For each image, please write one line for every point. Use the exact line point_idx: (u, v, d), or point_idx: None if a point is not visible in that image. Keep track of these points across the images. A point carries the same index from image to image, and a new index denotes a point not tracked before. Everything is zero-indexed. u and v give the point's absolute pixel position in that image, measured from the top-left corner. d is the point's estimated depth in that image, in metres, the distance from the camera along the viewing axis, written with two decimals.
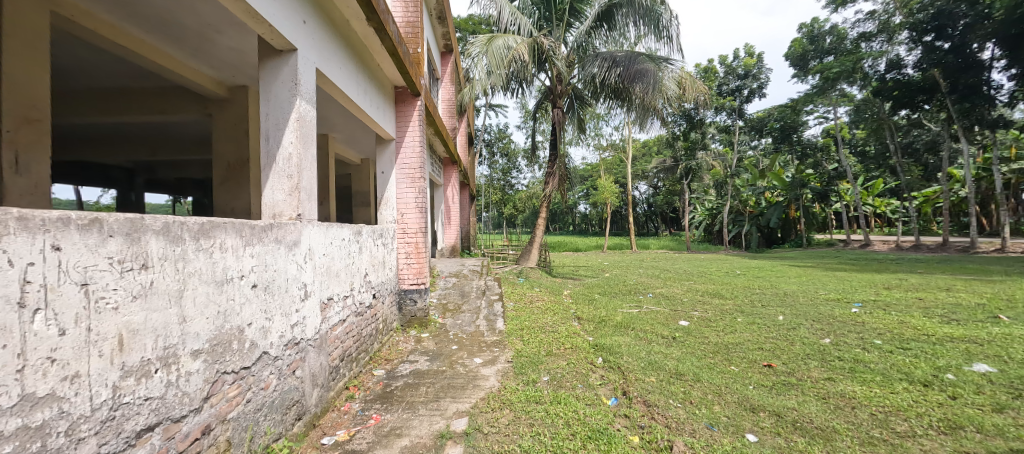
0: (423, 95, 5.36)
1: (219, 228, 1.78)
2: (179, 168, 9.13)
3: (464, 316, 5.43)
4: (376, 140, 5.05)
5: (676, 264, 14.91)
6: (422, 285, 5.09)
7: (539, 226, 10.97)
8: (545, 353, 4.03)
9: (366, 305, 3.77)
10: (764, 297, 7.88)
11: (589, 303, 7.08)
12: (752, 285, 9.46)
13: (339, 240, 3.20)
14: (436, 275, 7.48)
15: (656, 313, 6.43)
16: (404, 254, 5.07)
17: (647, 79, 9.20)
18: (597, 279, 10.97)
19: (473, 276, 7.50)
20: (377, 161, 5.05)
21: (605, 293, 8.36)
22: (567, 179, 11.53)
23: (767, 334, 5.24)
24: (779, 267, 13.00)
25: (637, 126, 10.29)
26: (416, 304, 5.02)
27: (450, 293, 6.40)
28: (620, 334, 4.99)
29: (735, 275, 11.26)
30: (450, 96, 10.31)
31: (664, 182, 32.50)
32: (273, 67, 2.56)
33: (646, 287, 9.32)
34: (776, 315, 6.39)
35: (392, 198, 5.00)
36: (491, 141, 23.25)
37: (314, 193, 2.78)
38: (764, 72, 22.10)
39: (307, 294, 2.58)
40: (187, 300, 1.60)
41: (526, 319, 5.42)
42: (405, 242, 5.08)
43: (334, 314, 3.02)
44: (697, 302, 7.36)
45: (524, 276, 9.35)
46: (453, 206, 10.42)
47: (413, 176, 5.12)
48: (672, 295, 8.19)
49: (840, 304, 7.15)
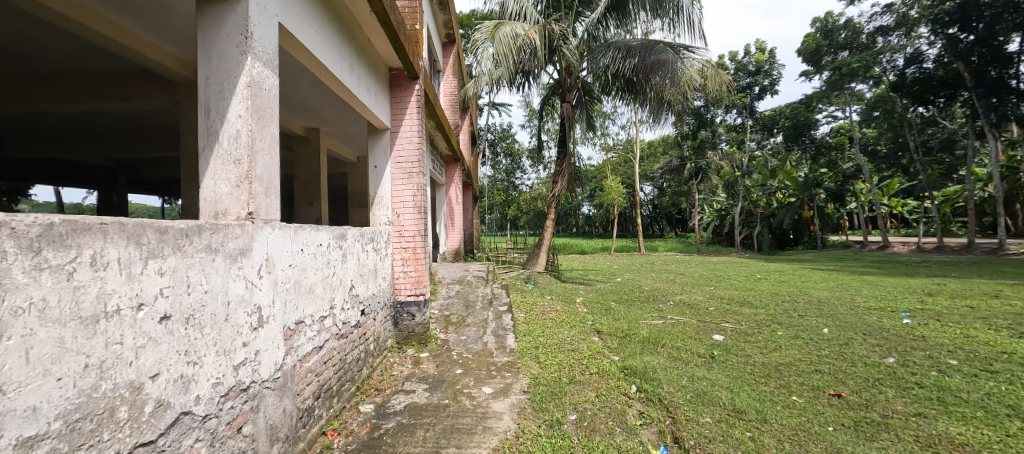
0: (422, 79, 4.71)
1: (87, 234, 1.11)
2: (164, 166, 8.53)
3: (469, 331, 4.76)
4: (368, 129, 4.42)
5: (691, 268, 14.17)
6: (421, 297, 4.41)
7: (548, 228, 10.29)
8: (568, 382, 3.36)
9: (352, 325, 3.12)
10: (798, 306, 7.17)
11: (606, 313, 6.40)
12: (779, 291, 8.73)
13: (315, 247, 2.54)
14: (438, 282, 6.82)
15: (682, 325, 5.73)
16: (401, 261, 4.40)
17: (665, 68, 8.57)
18: (609, 284, 10.29)
19: (478, 283, 6.84)
20: (369, 154, 4.42)
21: (621, 301, 7.66)
22: (576, 178, 10.87)
23: (819, 352, 4.55)
24: (801, 271, 12.24)
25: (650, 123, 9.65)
26: (414, 319, 4.35)
27: (453, 304, 5.74)
28: (651, 352, 4.30)
29: (757, 280, 10.51)
30: (452, 89, 9.69)
31: (670, 183, 31.75)
32: (216, 15, 1.90)
33: (664, 293, 8.63)
34: (819, 327, 5.70)
35: (386, 196, 4.36)
36: (494, 141, 22.52)
37: (275, 185, 2.12)
38: (776, 68, 21.42)
39: (262, 321, 1.91)
40: (6, 357, 0.92)
41: (541, 334, 4.74)
42: (401, 247, 4.40)
43: (305, 342, 2.36)
44: (725, 312, 6.65)
45: (532, 282, 8.68)
46: (456, 207, 9.75)
47: (410, 170, 4.43)
48: (694, 303, 7.49)
49: (885, 314, 6.43)
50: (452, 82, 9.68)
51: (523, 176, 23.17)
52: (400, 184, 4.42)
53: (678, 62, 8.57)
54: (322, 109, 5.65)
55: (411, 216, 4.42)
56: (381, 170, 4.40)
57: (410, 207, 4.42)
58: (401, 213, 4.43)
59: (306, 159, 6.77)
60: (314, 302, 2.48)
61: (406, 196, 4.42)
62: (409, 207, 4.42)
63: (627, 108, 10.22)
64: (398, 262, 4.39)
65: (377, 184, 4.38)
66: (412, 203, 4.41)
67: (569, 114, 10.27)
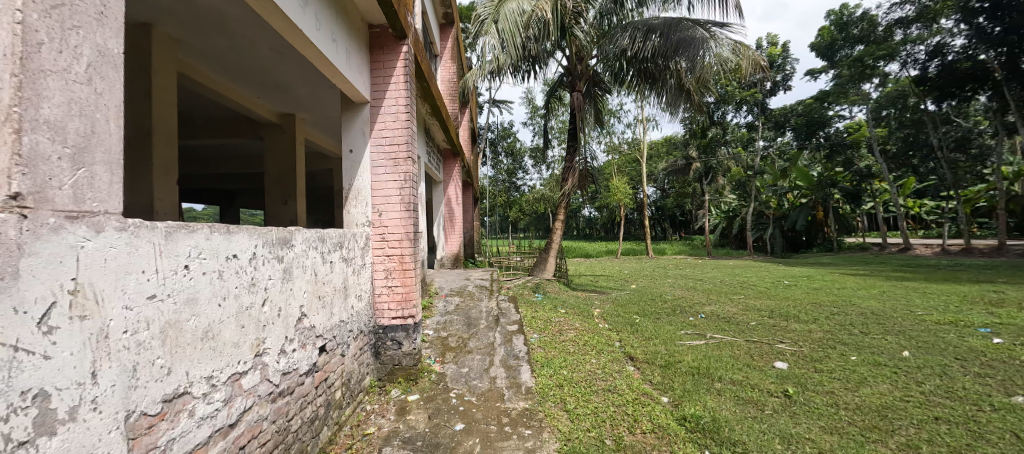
0: (412, 40, 3.67)
1: None
2: None
3: (473, 359, 3.76)
4: (342, 103, 3.42)
5: (707, 272, 13.15)
6: (409, 320, 3.39)
7: (556, 230, 9.32)
8: (615, 448, 2.39)
9: (304, 375, 2.13)
10: (853, 320, 6.14)
11: (632, 330, 5.39)
12: (820, 301, 7.71)
13: (223, 262, 1.54)
14: (434, 293, 5.82)
15: (729, 346, 4.72)
16: (384, 274, 3.37)
17: (690, 49, 7.71)
18: (625, 292, 9.29)
19: (482, 295, 5.85)
20: (343, 136, 3.42)
21: (644, 314, 6.64)
22: (588, 176, 9.88)
23: (921, 388, 3.55)
24: (829, 276, 11.23)
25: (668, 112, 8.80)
26: (400, 349, 3.35)
27: (453, 322, 4.74)
28: (712, 394, 3.29)
29: (788, 287, 9.49)
30: (451, 76, 8.72)
31: (675, 183, 30.82)
32: None
33: (689, 304, 7.61)
34: (898, 349, 4.67)
35: (366, 190, 3.37)
36: (495, 140, 21.81)
37: (110, 149, 1.13)
38: (790, 63, 20.35)
39: (53, 426, 0.92)
40: None
41: (564, 364, 3.75)
42: (384, 256, 3.38)
43: (191, 429, 1.35)
44: (772, 328, 5.62)
45: (541, 291, 7.68)
46: (455, 207, 8.72)
47: (396, 156, 3.41)
48: (731, 316, 6.47)
49: (962, 330, 5.43)
50: (450, 68, 8.70)
51: (525, 176, 22.14)
52: (382, 174, 3.41)
53: (707, 40, 7.68)
54: (295, 86, 4.68)
55: (396, 215, 3.38)
56: (358, 155, 3.41)
57: (396, 204, 3.39)
58: (383, 210, 3.40)
59: (281, 150, 5.80)
60: (215, 356, 1.47)
61: (392, 189, 3.40)
62: (394, 205, 3.39)
63: (641, 99, 9.35)
64: (380, 276, 3.38)
65: (353, 174, 3.39)
66: (398, 199, 3.39)
67: (581, 106, 9.29)
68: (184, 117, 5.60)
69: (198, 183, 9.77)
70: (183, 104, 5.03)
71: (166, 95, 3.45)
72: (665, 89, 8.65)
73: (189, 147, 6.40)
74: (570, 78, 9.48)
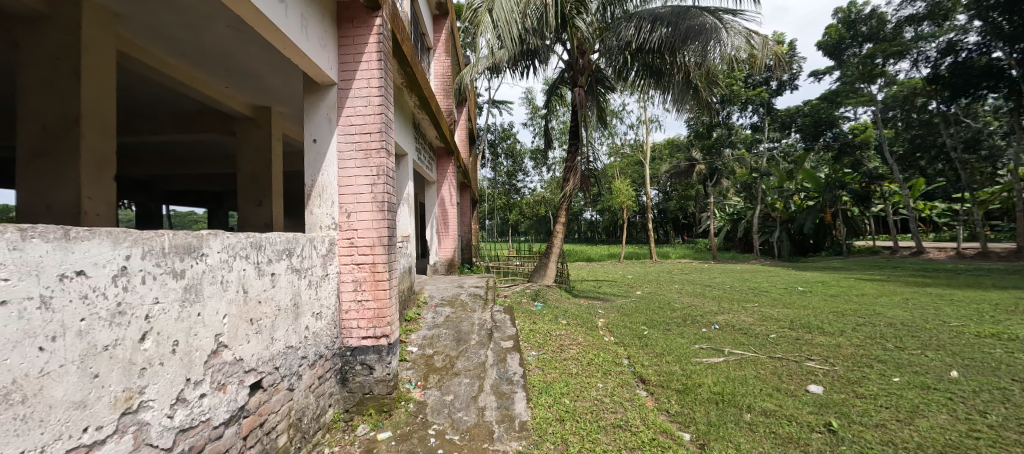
0: (389, 12, 3.15)
1: None
2: None
3: (459, 384, 3.23)
4: (303, 85, 2.91)
5: (715, 277, 12.57)
6: (382, 340, 2.86)
7: (557, 234, 8.80)
8: None
9: (220, 427, 1.61)
10: (883, 332, 5.58)
11: (642, 345, 4.84)
12: (842, 310, 7.14)
13: (52, 284, 1.02)
14: (423, 303, 5.29)
15: (753, 364, 4.17)
16: (352, 286, 2.86)
17: (698, 38, 7.24)
18: (630, 299, 8.75)
19: (475, 306, 5.32)
20: (305, 122, 2.92)
21: (653, 325, 6.10)
22: (590, 177, 9.37)
23: (987, 420, 3.01)
24: (846, 282, 10.65)
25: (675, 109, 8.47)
26: (371, 375, 2.83)
27: (440, 338, 4.22)
28: (744, 431, 2.74)
29: (804, 294, 8.92)
30: (444, 69, 8.17)
31: (678, 186, 30.26)
32: None
33: (700, 313, 7.06)
34: (945, 369, 4.11)
35: (331, 186, 2.87)
36: (495, 142, 21.34)
37: None
38: (796, 62, 19.83)
39: None
40: None
41: (566, 390, 3.22)
42: (352, 264, 2.86)
43: None
44: (796, 342, 5.05)
45: (541, 299, 7.15)
46: (450, 209, 8.19)
47: (366, 145, 2.89)
48: (748, 328, 5.90)
49: (1009, 345, 4.88)
50: (444, 62, 8.19)
51: (526, 179, 21.60)
52: (349, 167, 2.89)
53: (718, 30, 7.14)
54: (263, 73, 4.18)
55: (367, 215, 2.87)
56: (322, 144, 2.90)
57: (366, 202, 2.88)
58: (352, 209, 2.88)
59: (255, 146, 5.31)
60: (27, 429, 0.95)
61: (361, 184, 2.88)
62: (364, 203, 2.88)
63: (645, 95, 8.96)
64: (347, 287, 2.86)
65: (316, 168, 2.88)
66: (369, 196, 2.87)
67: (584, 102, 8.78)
68: (149, 109, 5.12)
69: (181, 183, 9.32)
70: (143, 93, 4.54)
71: (101, 78, 2.94)
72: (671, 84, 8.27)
73: (159, 142, 5.91)
74: (571, 73, 8.96)
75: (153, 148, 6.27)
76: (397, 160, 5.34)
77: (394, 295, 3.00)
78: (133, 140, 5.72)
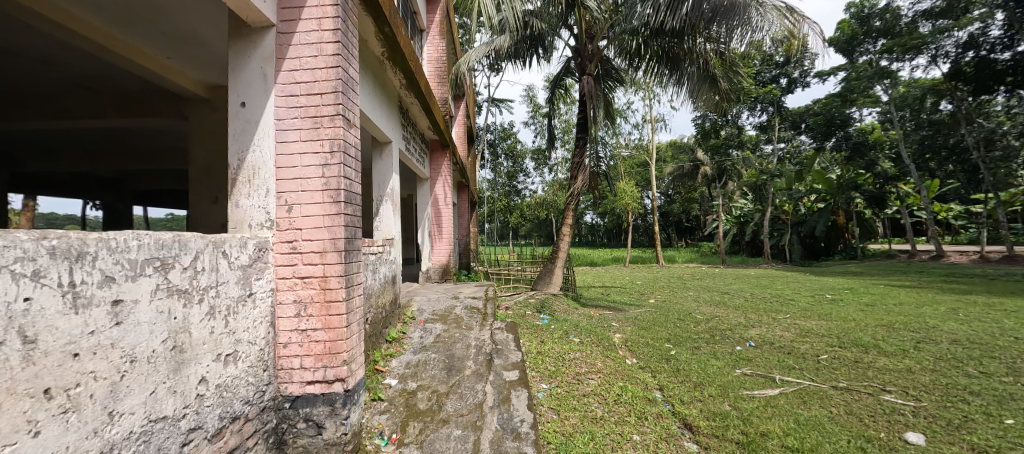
0: None
1: None
2: (51, 154, 6.32)
3: (450, 439, 2.39)
4: (229, 26, 2.07)
5: (732, 283, 11.67)
6: (336, 385, 2.01)
7: (563, 237, 7.99)
8: None
9: None
10: (954, 352, 4.71)
11: (675, 372, 3.96)
12: (889, 323, 6.28)
13: None
14: (411, 318, 4.46)
15: (815, 400, 3.33)
16: (293, 310, 2.01)
17: (725, 19, 6.36)
18: (645, 309, 7.86)
19: (472, 322, 4.48)
20: (230, 78, 2.08)
21: (678, 342, 5.25)
22: (600, 177, 8.22)
23: None
24: (876, 289, 9.76)
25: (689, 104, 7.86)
26: (321, 435, 1.99)
27: (428, 366, 3.42)
28: None
29: (837, 303, 8.05)
30: (439, 54, 7.39)
31: (683, 188, 29.40)
32: None
33: (729, 327, 6.18)
34: None
35: (265, 166, 2.03)
36: (494, 142, 20.51)
37: None
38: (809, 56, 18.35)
39: None
40: None
41: (594, 448, 2.39)
42: (293, 279, 2.02)
43: None
44: (859, 369, 4.19)
45: (547, 311, 6.29)
46: (444, 210, 7.34)
47: (316, 110, 2.06)
48: (791, 347, 5.03)
49: None
50: (440, 45, 7.43)
51: (526, 180, 20.66)
52: (291, 140, 2.06)
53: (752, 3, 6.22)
54: (208, 36, 3.35)
55: (315, 209, 2.03)
56: (254, 109, 2.07)
57: (314, 189, 2.04)
58: (295, 200, 2.04)
59: (211, 133, 4.50)
60: None
61: (308, 165, 2.04)
62: (311, 191, 2.03)
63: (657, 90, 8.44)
64: (287, 312, 2.01)
65: (245, 142, 2.05)
66: (318, 181, 2.04)
67: (594, 93, 7.91)
68: (85, 88, 4.32)
69: (154, 182, 8.54)
70: (69, 66, 3.75)
71: None
72: (686, 76, 7.66)
73: (106, 129, 5.11)
74: (580, 59, 8.19)
75: (103, 137, 5.48)
76: (380, 149, 4.55)
77: (356, 322, 2.16)
78: (76, 127, 4.94)
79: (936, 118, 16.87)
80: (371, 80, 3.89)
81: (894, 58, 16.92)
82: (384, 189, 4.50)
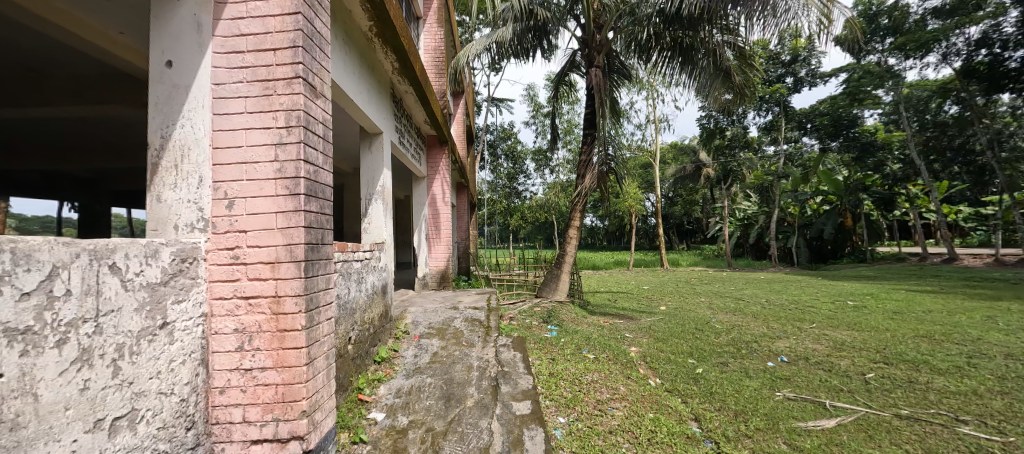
0: None
1: None
2: (14, 152, 5.81)
3: None
4: None
5: (745, 289, 11.10)
6: (294, 444, 1.47)
7: (571, 241, 7.51)
8: None
9: None
10: (1015, 370, 4.18)
11: (708, 397, 3.43)
12: (928, 334, 5.73)
13: None
14: (405, 333, 3.94)
15: (881, 435, 2.82)
16: (234, 343, 1.47)
17: None
18: (657, 317, 7.30)
19: (473, 337, 3.95)
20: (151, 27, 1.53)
21: (701, 357, 4.72)
22: (610, 175, 7.50)
23: None
24: (899, 295, 9.19)
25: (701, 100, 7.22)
26: None
27: (422, 395, 2.89)
28: None
29: (863, 311, 7.50)
30: (436, 43, 6.89)
31: (686, 190, 28.82)
32: None
33: (753, 339, 5.62)
34: None
35: (199, 145, 1.50)
36: (494, 142, 19.98)
37: None
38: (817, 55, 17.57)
39: None
40: None
41: None
42: (234, 299, 1.48)
43: None
44: (917, 391, 3.64)
45: (554, 321, 5.75)
46: (443, 210, 6.79)
47: (268, 71, 1.54)
48: (830, 363, 4.48)
49: None
50: (438, 33, 6.93)
51: (527, 182, 20.04)
52: (233, 111, 1.53)
53: None
54: None
55: (265, 204, 1.49)
56: (183, 70, 1.54)
57: (263, 177, 1.50)
58: (237, 191, 1.51)
59: None
60: None
61: (256, 144, 1.51)
62: (260, 179, 1.50)
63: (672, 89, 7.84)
64: (226, 346, 1.47)
65: (172, 114, 1.52)
66: (270, 167, 1.51)
67: (603, 85, 7.31)
68: (33, 72, 3.76)
69: (135, 183, 8.01)
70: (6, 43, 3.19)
71: None
72: (699, 69, 7.05)
73: (64, 119, 4.56)
74: (588, 51, 7.64)
75: (66, 128, 4.93)
76: (369, 141, 4.02)
77: (323, 356, 1.62)
78: (32, 116, 4.37)
79: (940, 120, 15.70)
80: (356, 59, 3.37)
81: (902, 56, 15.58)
82: (373, 186, 3.96)
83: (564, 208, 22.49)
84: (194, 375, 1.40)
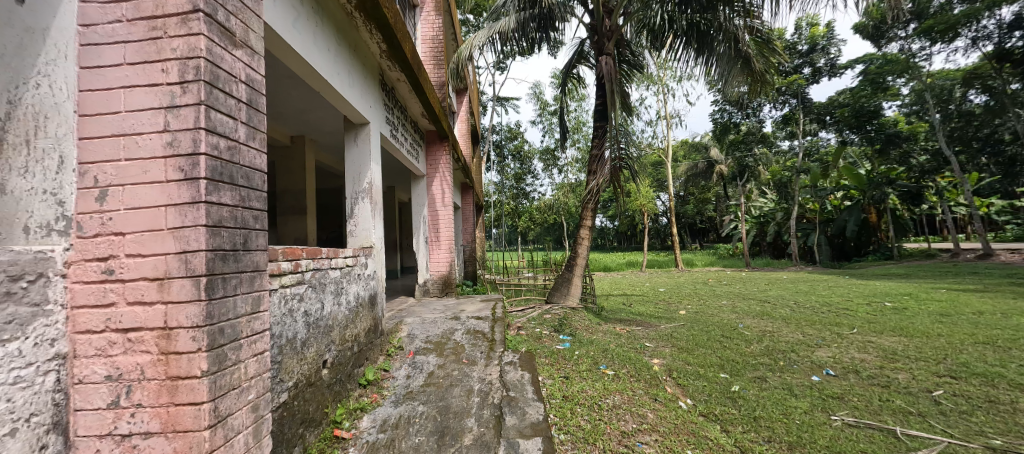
0: None
1: None
2: None
3: None
4: None
5: (771, 290, 10.33)
6: None
7: (583, 243, 6.97)
8: None
9: None
10: None
11: (751, 424, 2.89)
12: (994, 341, 5.00)
13: None
14: (397, 350, 3.46)
15: None
16: (107, 397, 1.05)
17: None
18: (678, 323, 6.69)
19: (475, 353, 3.45)
20: None
21: (733, 370, 4.18)
22: (622, 170, 6.74)
23: None
24: (943, 295, 8.36)
25: (719, 89, 6.49)
26: None
27: (410, 429, 2.40)
28: None
29: (911, 314, 6.73)
30: (434, 32, 6.44)
31: (699, 187, 27.94)
32: None
33: (790, 347, 5.01)
34: None
35: (40, 105, 1.01)
36: (501, 143, 19.66)
37: None
38: (835, 44, 16.58)
39: None
40: None
41: None
42: (99, 336, 1.04)
43: None
44: (1002, 414, 3.06)
45: (567, 331, 5.24)
46: (443, 211, 6.29)
47: (156, 6, 1.11)
48: (885, 377, 3.88)
49: None
50: (434, 21, 6.46)
51: (533, 182, 19.39)
52: (109, 61, 1.10)
53: None
54: None
55: (152, 193, 1.07)
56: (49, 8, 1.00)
57: (147, 155, 1.08)
58: (112, 174, 1.07)
59: None
60: None
61: (140, 110, 1.10)
62: (144, 158, 1.08)
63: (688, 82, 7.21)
64: (95, 401, 1.05)
65: (23, 67, 0.96)
66: (157, 138, 1.08)
67: (614, 74, 6.68)
68: None
69: None
70: None
71: None
72: (716, 56, 6.31)
73: None
74: (597, 39, 7.04)
75: None
76: (354, 132, 3.59)
77: (246, 408, 1.22)
78: None
79: (966, 109, 14.26)
80: (333, 37, 2.90)
81: (928, 42, 13.76)
82: (359, 183, 3.51)
83: (573, 208, 21.86)
84: (41, 447, 0.94)
